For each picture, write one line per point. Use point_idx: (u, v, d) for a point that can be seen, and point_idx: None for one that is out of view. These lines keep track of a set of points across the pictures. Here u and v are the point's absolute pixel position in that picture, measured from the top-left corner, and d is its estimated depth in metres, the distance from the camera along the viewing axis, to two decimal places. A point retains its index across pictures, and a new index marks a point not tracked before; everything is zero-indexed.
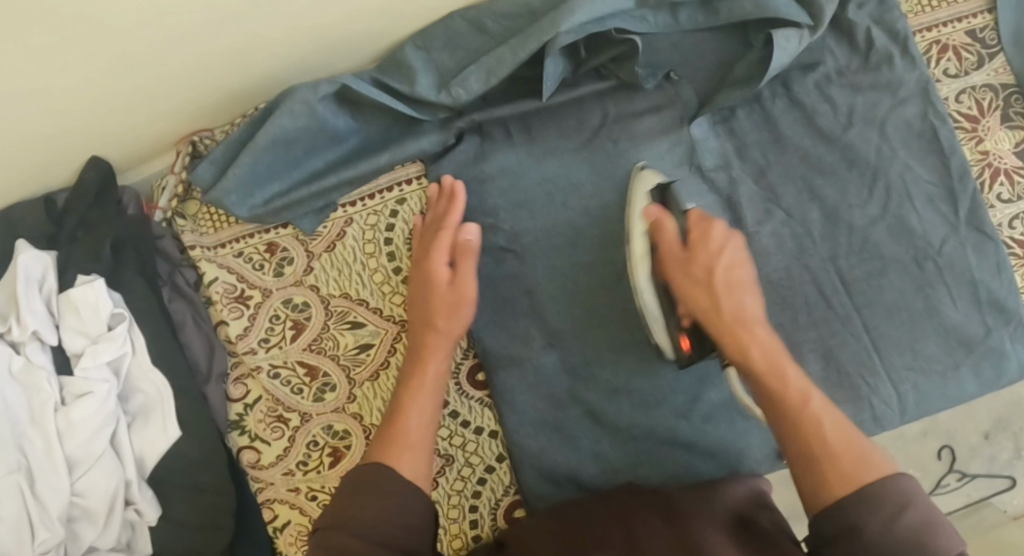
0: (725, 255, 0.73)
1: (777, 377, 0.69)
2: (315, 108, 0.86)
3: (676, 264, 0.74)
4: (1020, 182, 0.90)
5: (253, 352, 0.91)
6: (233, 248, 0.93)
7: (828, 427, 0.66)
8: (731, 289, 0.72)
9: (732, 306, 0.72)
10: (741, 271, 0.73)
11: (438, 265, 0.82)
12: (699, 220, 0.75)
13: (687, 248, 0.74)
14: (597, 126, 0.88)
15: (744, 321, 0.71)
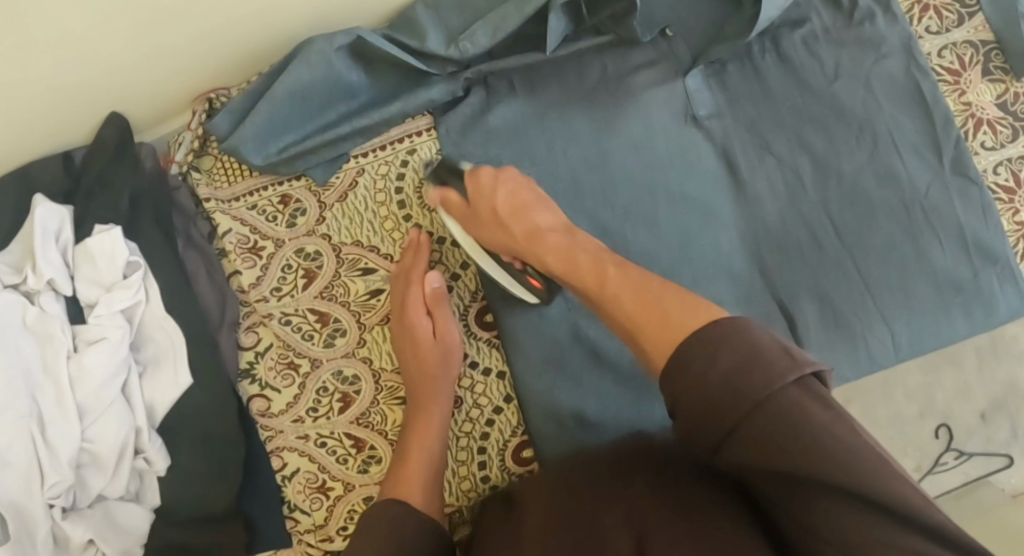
0: (492, 191, 0.81)
1: (587, 278, 0.74)
2: (332, 58, 0.87)
3: (467, 220, 0.83)
4: (1003, 131, 0.93)
5: (265, 300, 0.93)
6: (247, 201, 0.94)
7: (648, 313, 0.66)
8: (528, 228, 0.80)
9: (524, 232, 0.80)
10: (524, 191, 0.81)
11: (420, 321, 0.86)
12: (475, 169, 0.83)
13: (473, 200, 0.83)
14: (596, 82, 0.90)
15: (534, 234, 0.79)
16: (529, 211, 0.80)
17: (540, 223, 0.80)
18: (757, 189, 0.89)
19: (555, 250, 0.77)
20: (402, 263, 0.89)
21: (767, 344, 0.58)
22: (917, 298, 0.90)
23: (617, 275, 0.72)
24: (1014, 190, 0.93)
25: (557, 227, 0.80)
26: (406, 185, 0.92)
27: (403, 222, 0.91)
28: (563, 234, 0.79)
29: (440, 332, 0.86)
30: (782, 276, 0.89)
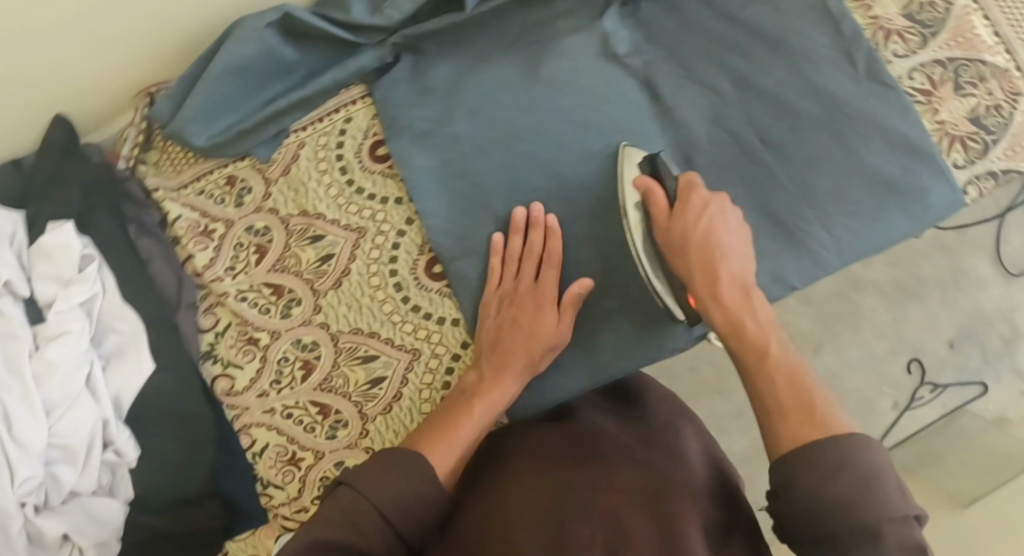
0: (682, 231, 0.79)
1: (756, 344, 0.76)
2: (263, 35, 0.89)
3: (677, 258, 0.80)
4: (912, 39, 0.99)
5: (220, 280, 0.94)
6: (195, 187, 0.96)
7: (799, 409, 0.72)
8: (708, 262, 0.78)
9: (706, 282, 0.78)
10: (732, 236, 0.80)
11: (546, 305, 0.85)
12: (687, 185, 0.81)
13: (671, 216, 0.81)
14: (518, 33, 0.94)
15: (734, 298, 0.77)
16: (727, 249, 0.79)
17: (734, 273, 0.78)
18: (683, 113, 0.93)
19: (735, 308, 0.77)
20: (533, 244, 0.87)
21: (891, 480, 0.67)
22: (851, 201, 0.93)
23: (783, 367, 0.75)
24: (929, 91, 0.99)
25: (738, 281, 0.78)
26: (346, 151, 0.93)
27: (346, 187, 0.93)
28: (756, 301, 0.78)
29: (559, 327, 0.86)
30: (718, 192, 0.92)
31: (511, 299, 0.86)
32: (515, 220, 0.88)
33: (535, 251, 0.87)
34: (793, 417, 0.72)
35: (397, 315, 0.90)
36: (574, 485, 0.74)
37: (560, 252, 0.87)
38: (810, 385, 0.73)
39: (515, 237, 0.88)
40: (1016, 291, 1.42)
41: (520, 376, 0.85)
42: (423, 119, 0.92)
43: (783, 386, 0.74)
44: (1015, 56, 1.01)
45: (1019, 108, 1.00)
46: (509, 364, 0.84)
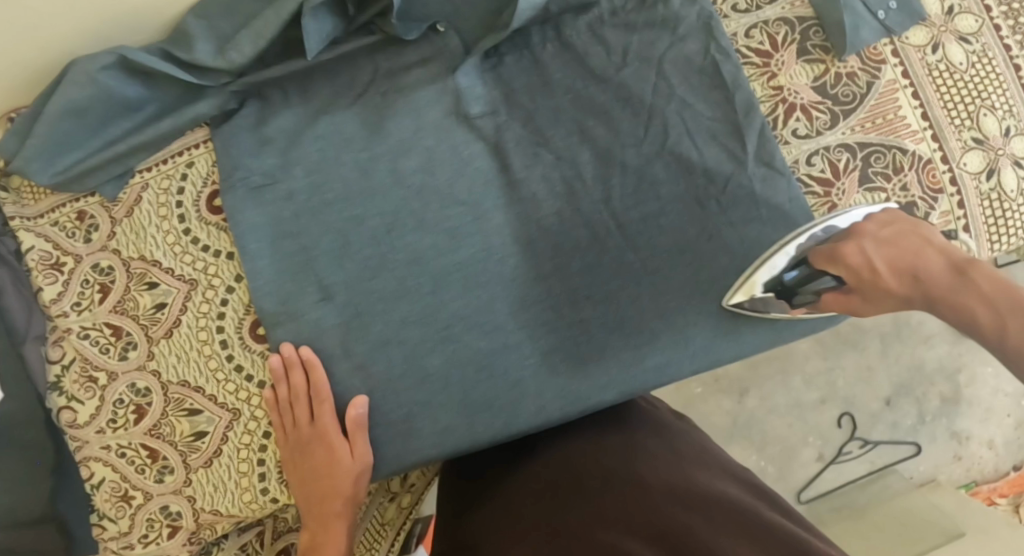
0: (872, 270, 0.81)
1: (976, 298, 0.75)
2: (95, 77, 0.86)
3: (885, 280, 0.81)
4: (817, 116, 0.89)
5: (65, 315, 0.94)
6: (50, 218, 0.95)
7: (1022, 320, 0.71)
8: (916, 256, 0.80)
9: (924, 293, 0.79)
10: (906, 238, 0.82)
11: (331, 438, 0.85)
12: (824, 257, 0.83)
13: (855, 287, 0.83)
14: (366, 82, 0.89)
15: (959, 270, 0.77)
16: (919, 257, 0.80)
17: (950, 250, 0.80)
18: (531, 188, 0.87)
19: (950, 273, 0.78)
20: (296, 384, 0.85)
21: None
22: (702, 298, 0.86)
23: (997, 293, 0.74)
24: (830, 181, 0.88)
25: (946, 268, 0.78)
26: (186, 199, 0.92)
27: (183, 236, 0.92)
28: (971, 271, 0.76)
29: (359, 458, 0.86)
30: (560, 280, 0.86)
31: (298, 447, 0.86)
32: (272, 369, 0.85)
33: (301, 392, 0.85)
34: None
35: (221, 372, 0.91)
36: (607, 487, 0.85)
37: (325, 384, 0.85)
38: None
39: (279, 386, 0.86)
40: (961, 351, 1.41)
41: (340, 500, 0.88)
42: (259, 172, 0.88)
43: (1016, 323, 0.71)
44: (941, 145, 0.89)
45: (936, 208, 0.89)
46: (327, 510, 0.87)
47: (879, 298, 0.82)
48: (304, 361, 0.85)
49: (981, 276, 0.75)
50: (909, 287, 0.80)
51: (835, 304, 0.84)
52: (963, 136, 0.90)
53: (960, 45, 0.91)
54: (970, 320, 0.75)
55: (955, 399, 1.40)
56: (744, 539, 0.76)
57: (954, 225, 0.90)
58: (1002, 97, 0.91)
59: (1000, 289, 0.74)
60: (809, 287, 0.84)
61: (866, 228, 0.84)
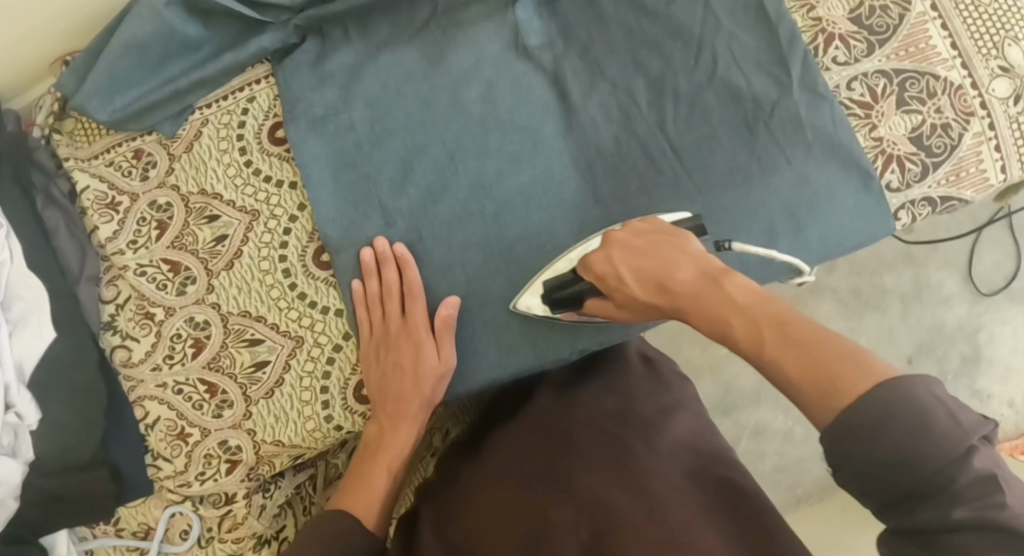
0: (619, 278, 0.76)
1: (730, 312, 0.66)
2: (160, 13, 0.89)
3: (637, 291, 0.75)
4: (855, 46, 0.93)
5: (121, 253, 0.94)
6: (105, 158, 0.96)
7: (791, 347, 0.62)
8: (665, 260, 0.73)
9: (669, 304, 0.72)
10: (660, 246, 0.75)
11: (420, 333, 0.86)
12: (586, 263, 0.80)
13: (607, 293, 0.79)
14: (426, 17, 0.93)
15: (709, 281, 0.69)
16: (664, 266, 0.73)
17: (704, 259, 0.72)
18: (588, 115, 0.90)
19: (699, 285, 0.70)
20: (389, 279, 0.88)
21: (934, 410, 0.57)
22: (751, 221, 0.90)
23: (754, 306, 0.65)
24: (870, 105, 0.93)
25: (698, 276, 0.70)
26: (247, 132, 0.93)
27: (244, 168, 0.93)
28: (716, 285, 0.68)
29: (444, 359, 0.87)
30: (618, 202, 0.89)
31: (382, 341, 0.87)
32: (365, 262, 0.88)
33: (393, 286, 0.88)
34: (786, 349, 0.62)
35: (283, 301, 0.91)
36: (578, 446, 0.87)
37: (417, 279, 0.87)
38: (803, 319, 0.63)
39: (371, 278, 0.88)
40: (981, 312, 1.41)
41: (420, 410, 0.88)
42: (321, 105, 0.92)
43: (773, 344, 0.63)
44: (970, 73, 0.95)
45: (969, 129, 0.94)
46: (404, 408, 0.86)
47: (632, 307, 0.77)
48: (398, 255, 0.88)
49: (734, 283, 0.68)
50: (651, 301, 0.74)
51: (596, 311, 0.82)
52: (990, 64, 0.95)
53: None
54: (727, 334, 0.66)
55: (975, 359, 1.40)
56: (709, 507, 0.79)
57: (986, 145, 0.94)
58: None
59: (756, 303, 0.66)
60: (570, 289, 0.83)
61: (618, 236, 0.79)
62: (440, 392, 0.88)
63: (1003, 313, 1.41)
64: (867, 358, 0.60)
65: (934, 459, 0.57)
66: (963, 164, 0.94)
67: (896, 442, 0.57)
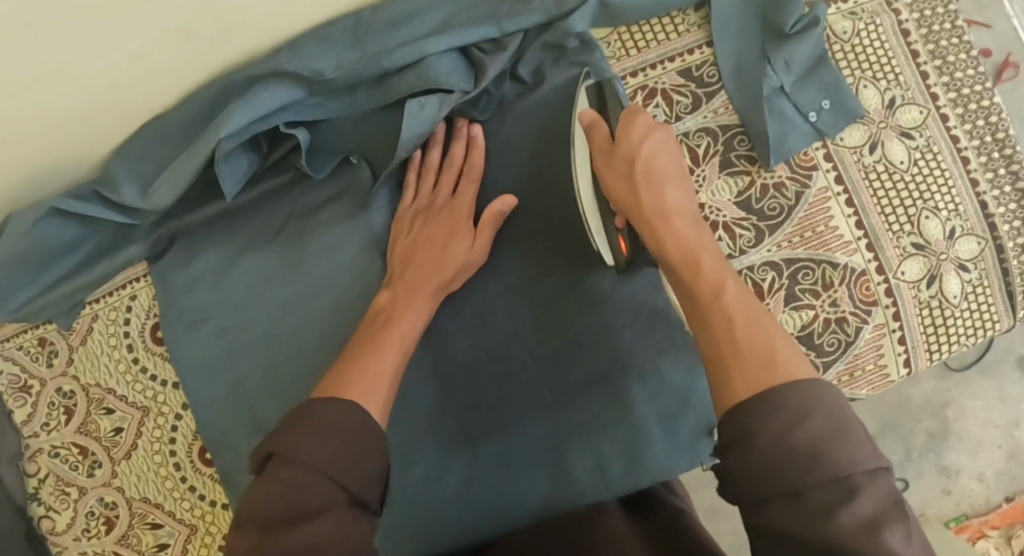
0: (638, 143, 0.71)
1: (700, 252, 0.65)
2: (30, 230, 0.91)
3: (643, 172, 0.70)
4: (740, 235, 0.86)
5: (36, 436, 1.00)
6: (13, 342, 1.00)
7: (738, 300, 0.61)
8: (653, 166, 0.70)
9: (653, 203, 0.69)
10: (664, 158, 0.71)
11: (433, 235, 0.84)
12: (628, 111, 0.73)
13: (617, 141, 0.72)
14: (286, 217, 0.91)
15: (667, 211, 0.68)
16: (669, 183, 0.70)
17: (683, 197, 0.70)
18: (443, 323, 0.88)
19: (676, 204, 0.69)
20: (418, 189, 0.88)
21: (856, 426, 0.54)
22: (607, 434, 0.87)
23: (707, 252, 0.65)
24: None
25: (686, 209, 0.69)
26: (132, 330, 0.97)
27: (133, 365, 0.97)
28: (696, 226, 0.68)
29: (473, 250, 0.85)
30: (475, 411, 0.88)
31: (424, 216, 0.86)
32: (437, 134, 0.88)
33: (454, 165, 0.87)
34: (726, 298, 0.62)
35: (177, 492, 0.97)
36: None
37: (479, 166, 0.86)
38: (752, 301, 0.62)
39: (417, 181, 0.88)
40: (949, 387, 1.31)
41: (429, 301, 0.82)
42: (191, 309, 0.93)
43: (739, 310, 0.61)
44: (877, 255, 0.86)
45: (869, 322, 0.86)
46: (419, 279, 0.82)
47: (610, 161, 0.72)
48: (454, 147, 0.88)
49: (696, 234, 0.68)
50: (613, 201, 0.73)
51: (590, 131, 0.75)
52: (902, 243, 0.86)
53: (901, 142, 0.87)
54: (675, 267, 0.66)
55: (942, 434, 1.32)
56: None
57: (888, 338, 0.86)
58: (947, 198, 0.87)
59: (701, 245, 0.66)
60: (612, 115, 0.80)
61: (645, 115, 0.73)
62: (468, 202, 0.86)
63: (973, 387, 1.31)
64: (799, 355, 0.57)
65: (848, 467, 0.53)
66: (859, 361, 0.86)
67: (808, 421, 0.54)
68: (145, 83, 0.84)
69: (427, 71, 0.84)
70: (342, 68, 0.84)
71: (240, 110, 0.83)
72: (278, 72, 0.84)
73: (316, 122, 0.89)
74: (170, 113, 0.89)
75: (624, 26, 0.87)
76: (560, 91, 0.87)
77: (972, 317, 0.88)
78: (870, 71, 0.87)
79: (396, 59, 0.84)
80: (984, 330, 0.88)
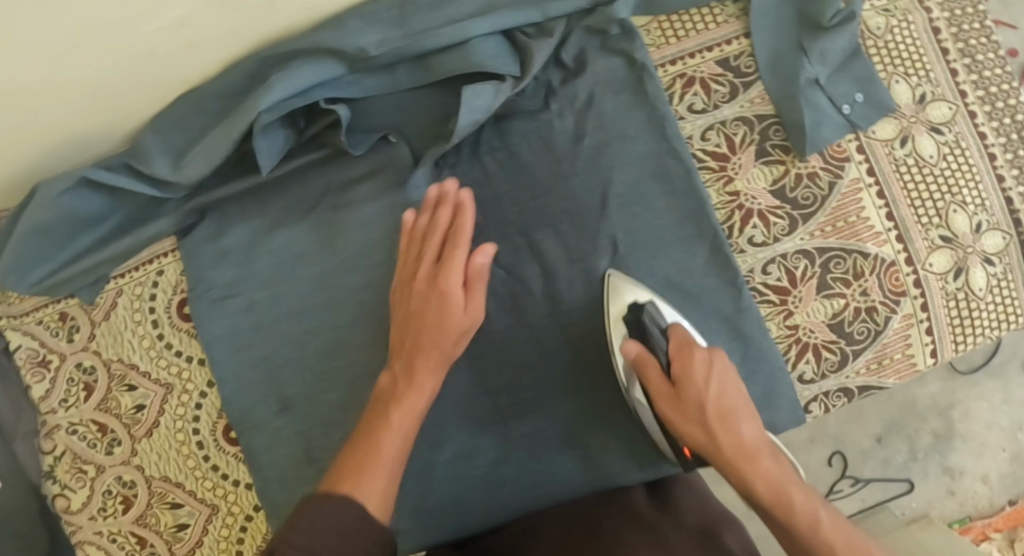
0: (705, 396, 0.69)
1: (785, 481, 0.67)
2: (58, 199, 0.90)
3: (716, 415, 0.68)
4: (775, 223, 0.87)
5: (54, 412, 0.98)
6: (34, 316, 0.99)
7: (839, 530, 0.65)
8: (727, 409, 0.69)
9: (732, 444, 0.68)
10: (732, 393, 0.69)
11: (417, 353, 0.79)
12: (683, 347, 0.71)
13: (675, 382, 0.71)
14: (318, 196, 0.92)
15: (750, 453, 0.67)
16: (739, 398, 0.69)
17: (746, 391, 0.70)
18: None
19: (749, 440, 0.68)
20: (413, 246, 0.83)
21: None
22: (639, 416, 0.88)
23: (786, 491, 0.67)
24: (787, 290, 0.87)
25: (758, 439, 0.68)
26: (157, 305, 0.96)
27: (158, 341, 0.96)
28: (779, 459, 0.68)
29: (466, 313, 0.80)
30: (507, 392, 0.88)
31: (408, 288, 0.82)
32: (427, 199, 0.84)
33: (443, 227, 0.82)
34: (821, 554, 0.65)
35: (199, 471, 0.96)
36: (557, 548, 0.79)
37: (467, 228, 0.81)
38: (852, 529, 0.66)
39: (418, 228, 0.83)
40: (955, 388, 1.32)
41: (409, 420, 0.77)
42: (219, 286, 0.92)
43: (841, 543, 0.64)
44: (906, 246, 0.87)
45: (898, 312, 0.87)
46: (417, 361, 0.79)
47: (678, 409, 0.71)
48: (450, 197, 0.82)
49: (748, 427, 0.68)
50: (679, 434, 0.72)
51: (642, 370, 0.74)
52: (931, 236, 0.88)
53: (931, 137, 0.88)
54: (769, 518, 0.68)
55: (948, 436, 1.32)
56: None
57: (916, 328, 0.88)
58: (974, 192, 0.88)
59: (779, 493, 0.67)
60: (652, 321, 0.80)
61: (700, 353, 0.71)
62: (457, 259, 0.80)
63: (979, 389, 1.32)
64: None
65: None
66: (887, 350, 0.88)
67: None
68: (186, 51, 0.83)
69: (471, 52, 0.85)
70: (386, 45, 0.84)
71: (280, 84, 0.83)
72: (322, 47, 0.84)
73: (355, 100, 0.89)
74: (208, 86, 0.88)
75: (664, 14, 0.89)
76: (600, 76, 0.88)
77: (996, 310, 0.89)
78: (902, 67, 0.89)
79: (441, 38, 0.84)
80: (1008, 323, 0.90)
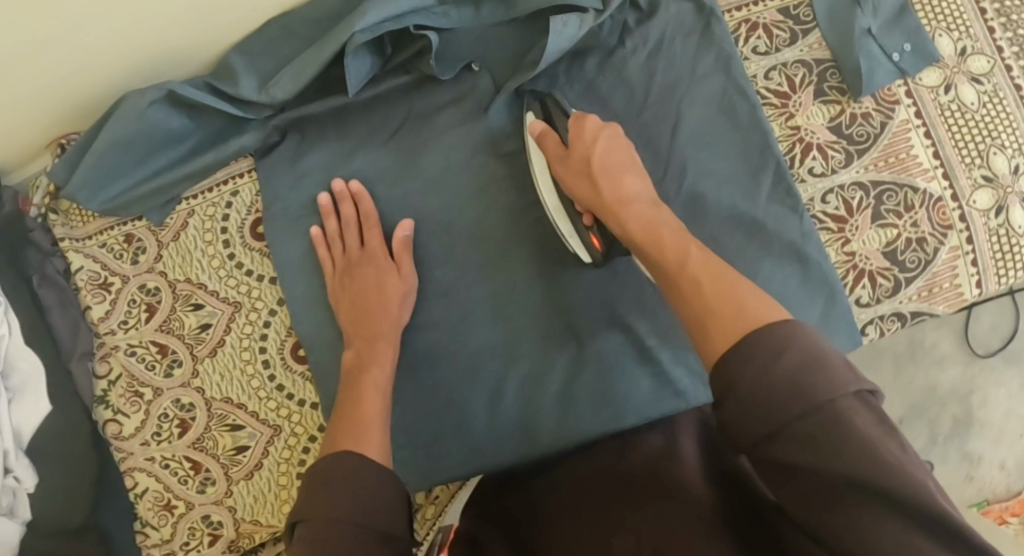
0: (587, 147, 0.82)
1: (684, 256, 0.69)
2: (144, 111, 0.91)
3: (599, 168, 0.80)
4: (832, 156, 0.93)
5: (112, 333, 0.98)
6: (98, 240, 0.99)
7: (712, 276, 0.65)
8: (607, 162, 0.80)
9: (611, 192, 0.78)
10: (615, 154, 0.81)
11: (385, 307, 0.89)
12: (577, 118, 0.84)
13: (573, 143, 0.83)
14: (401, 120, 0.95)
15: (624, 197, 0.78)
16: (628, 170, 0.80)
17: (622, 159, 0.81)
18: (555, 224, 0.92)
19: (626, 188, 0.79)
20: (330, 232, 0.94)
21: (835, 357, 0.55)
22: None
23: (657, 231, 0.73)
24: (844, 218, 0.93)
25: (644, 196, 0.78)
26: (230, 226, 0.98)
27: (228, 261, 0.97)
28: (653, 207, 0.76)
29: (405, 278, 0.91)
30: (579, 311, 0.91)
31: (345, 270, 0.92)
32: (323, 204, 0.94)
33: (352, 220, 0.93)
34: (693, 296, 0.65)
35: (263, 391, 0.96)
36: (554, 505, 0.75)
37: (374, 211, 0.93)
38: (724, 274, 0.65)
39: (329, 219, 0.94)
40: (974, 373, 1.21)
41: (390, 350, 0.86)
42: (300, 204, 0.95)
43: (710, 289, 0.64)
44: (951, 183, 0.93)
45: (945, 244, 0.93)
46: (374, 328, 0.87)
47: (570, 168, 0.83)
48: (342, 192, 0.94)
49: (658, 219, 0.75)
50: (577, 198, 0.83)
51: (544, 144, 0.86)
52: (973, 174, 0.94)
53: (972, 86, 0.95)
54: (641, 254, 0.73)
55: (966, 422, 1.21)
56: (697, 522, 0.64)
57: (963, 260, 0.93)
58: (1012, 136, 0.94)
59: (664, 234, 0.73)
60: (562, 123, 0.87)
61: (592, 121, 0.83)
62: (377, 240, 0.92)
63: (997, 375, 1.21)
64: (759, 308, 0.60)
65: (839, 383, 0.53)
66: (937, 279, 0.93)
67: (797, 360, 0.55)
68: None
69: None
70: None
71: (376, 7, 0.87)
72: None
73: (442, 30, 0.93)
74: (300, 10, 0.93)
75: None
76: (672, 18, 0.94)
77: None
78: (944, 23, 0.96)
79: None
80: None
